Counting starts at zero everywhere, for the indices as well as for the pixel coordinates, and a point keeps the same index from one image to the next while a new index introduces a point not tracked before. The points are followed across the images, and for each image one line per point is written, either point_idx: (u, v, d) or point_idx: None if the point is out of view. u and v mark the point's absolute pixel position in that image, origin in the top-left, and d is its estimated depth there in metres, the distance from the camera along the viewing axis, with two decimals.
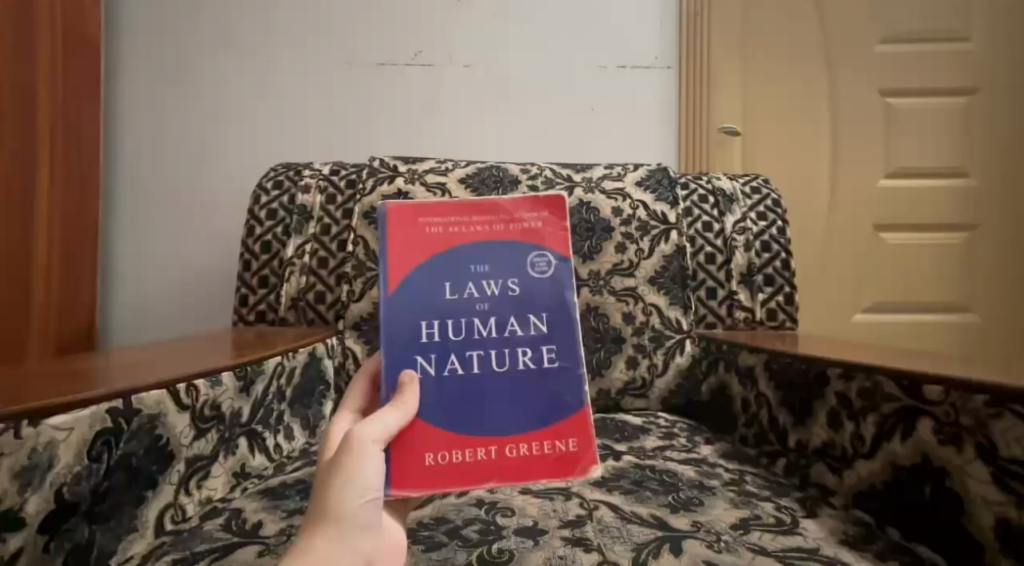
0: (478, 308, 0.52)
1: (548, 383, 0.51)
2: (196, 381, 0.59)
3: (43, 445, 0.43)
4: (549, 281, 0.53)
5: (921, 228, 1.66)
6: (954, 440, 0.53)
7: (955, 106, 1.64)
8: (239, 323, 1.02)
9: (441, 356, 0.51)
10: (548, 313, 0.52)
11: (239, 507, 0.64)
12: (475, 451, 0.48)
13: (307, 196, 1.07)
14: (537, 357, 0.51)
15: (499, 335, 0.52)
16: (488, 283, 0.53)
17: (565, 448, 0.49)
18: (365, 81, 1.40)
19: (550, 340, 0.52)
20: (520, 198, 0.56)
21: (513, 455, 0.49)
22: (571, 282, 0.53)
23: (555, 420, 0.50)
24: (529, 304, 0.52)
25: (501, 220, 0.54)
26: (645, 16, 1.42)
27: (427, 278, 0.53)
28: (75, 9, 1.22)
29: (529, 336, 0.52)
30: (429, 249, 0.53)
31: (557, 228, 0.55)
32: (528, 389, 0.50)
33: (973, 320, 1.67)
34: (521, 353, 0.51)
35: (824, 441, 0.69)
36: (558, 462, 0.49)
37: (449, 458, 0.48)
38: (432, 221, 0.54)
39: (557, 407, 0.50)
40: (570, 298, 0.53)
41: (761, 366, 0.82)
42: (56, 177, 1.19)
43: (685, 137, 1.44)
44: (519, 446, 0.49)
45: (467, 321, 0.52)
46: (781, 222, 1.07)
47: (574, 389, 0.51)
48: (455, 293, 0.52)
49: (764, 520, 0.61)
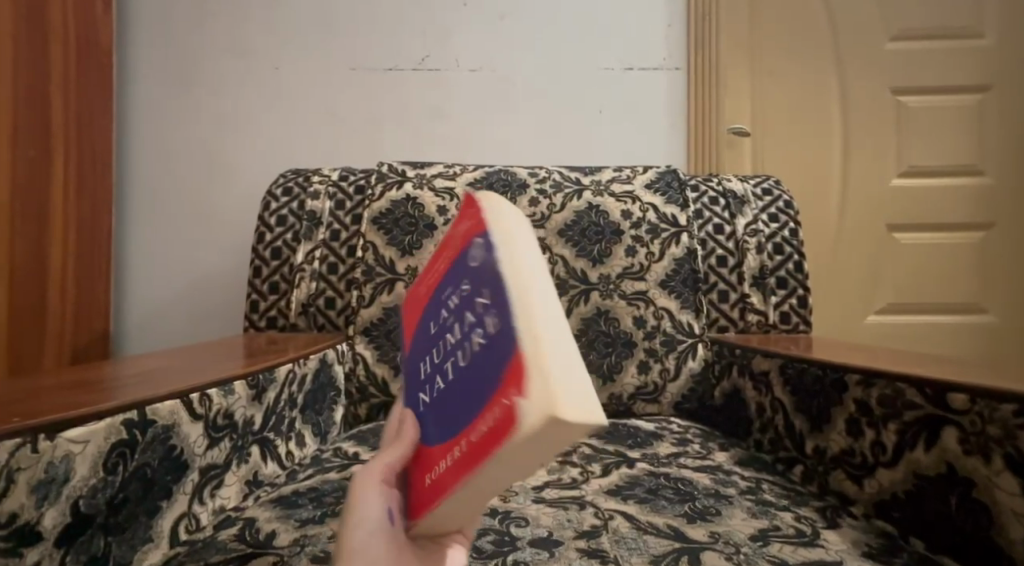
0: (434, 333, 0.36)
1: (483, 359, 0.29)
2: (209, 390, 0.59)
3: (59, 458, 0.43)
4: (469, 252, 0.34)
5: (935, 228, 1.64)
6: (981, 451, 0.52)
7: (968, 104, 1.62)
8: (250, 329, 1.02)
9: (416, 403, 0.35)
10: (473, 283, 0.32)
11: (253, 515, 0.63)
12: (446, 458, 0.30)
13: (316, 201, 1.07)
14: (472, 340, 0.31)
15: (448, 346, 0.33)
16: (432, 298, 0.37)
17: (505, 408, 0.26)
18: (372, 86, 1.40)
19: (479, 309, 0.31)
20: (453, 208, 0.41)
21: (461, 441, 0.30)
22: (486, 235, 0.33)
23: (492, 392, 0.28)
24: (461, 291, 0.33)
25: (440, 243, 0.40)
26: (652, 17, 1.41)
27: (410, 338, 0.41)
28: (86, 18, 1.22)
29: (464, 326, 0.32)
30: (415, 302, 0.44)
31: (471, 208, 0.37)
32: (471, 380, 0.30)
33: (989, 321, 1.65)
34: (463, 348, 0.32)
35: (842, 448, 0.68)
36: (494, 436, 0.26)
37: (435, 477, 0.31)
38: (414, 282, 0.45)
39: (491, 373, 0.28)
40: (488, 249, 0.32)
41: (775, 371, 0.81)
42: (70, 185, 1.20)
43: (695, 134, 1.41)
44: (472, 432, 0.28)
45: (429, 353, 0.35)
46: (793, 224, 1.06)
47: (505, 343, 0.28)
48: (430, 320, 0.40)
49: (784, 531, 0.60)
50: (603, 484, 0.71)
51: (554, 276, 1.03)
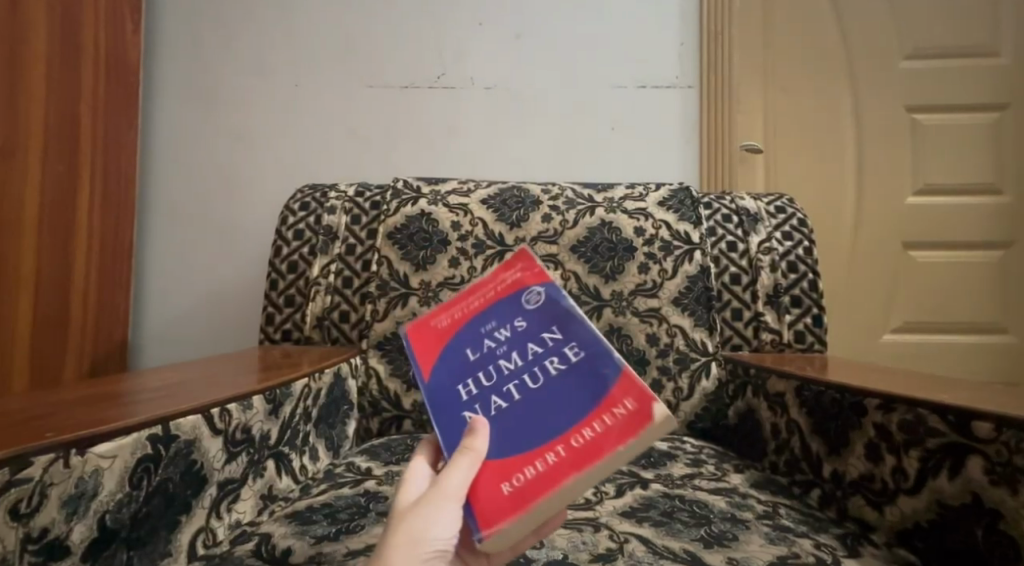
0: (499, 351, 0.55)
1: (581, 372, 0.51)
2: (230, 405, 0.59)
3: (89, 473, 0.45)
4: (544, 304, 0.56)
5: (952, 247, 1.63)
6: (1009, 481, 0.52)
7: (984, 123, 1.62)
8: (264, 341, 1.02)
9: (483, 404, 0.52)
10: (555, 325, 0.55)
11: (269, 530, 0.63)
12: (544, 459, 0.47)
13: (333, 216, 1.08)
14: (562, 360, 0.53)
15: (524, 361, 0.53)
16: (484, 325, 0.57)
17: (623, 410, 0.48)
18: (388, 104, 1.42)
19: (568, 340, 0.54)
20: (494, 270, 0.61)
21: (580, 443, 0.47)
22: (562, 295, 0.57)
23: (603, 396, 0.49)
24: (539, 328, 0.55)
25: (487, 289, 0.60)
26: (667, 37, 1.42)
27: (452, 355, 0.56)
28: (117, 36, 1.24)
29: (548, 348, 0.54)
30: (444, 338, 0.58)
31: (532, 272, 0.59)
32: (569, 389, 0.50)
33: (1009, 340, 1.63)
34: (550, 362, 0.53)
35: (861, 473, 0.68)
36: (623, 429, 0.47)
37: (525, 476, 0.46)
38: (440, 317, 0.60)
39: (599, 383, 0.50)
40: (568, 304, 0.56)
41: (791, 393, 0.81)
42: (95, 199, 1.21)
43: (710, 152, 1.41)
44: (583, 432, 0.47)
45: (496, 366, 0.54)
46: (808, 242, 1.05)
47: (609, 360, 0.51)
48: (476, 352, 0.55)
49: (804, 559, 0.60)
50: (618, 506, 0.71)
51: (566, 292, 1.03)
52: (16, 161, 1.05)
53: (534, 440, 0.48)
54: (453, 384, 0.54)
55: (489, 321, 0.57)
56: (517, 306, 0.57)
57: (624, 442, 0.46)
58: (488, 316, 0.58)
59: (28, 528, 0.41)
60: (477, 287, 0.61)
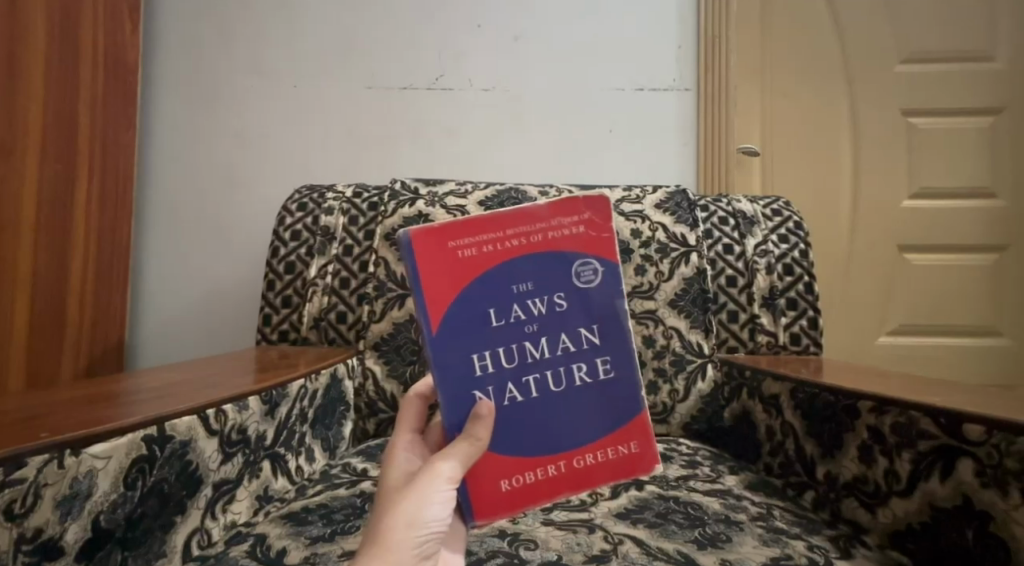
0: (528, 330, 0.52)
1: (606, 394, 0.53)
2: (225, 406, 0.59)
3: (83, 473, 0.45)
4: (593, 290, 0.54)
5: (963, 245, 1.64)
6: (998, 483, 0.53)
7: (979, 127, 1.63)
8: (261, 342, 1.02)
9: (499, 389, 0.52)
10: (598, 324, 0.54)
11: (264, 531, 0.63)
12: (544, 470, 0.52)
13: (330, 217, 1.08)
14: (592, 370, 0.53)
15: (552, 354, 0.53)
16: (519, 286, 0.53)
17: (627, 451, 0.53)
18: (387, 105, 1.42)
19: (603, 351, 0.54)
20: (554, 202, 0.54)
21: (581, 466, 0.53)
22: (618, 288, 0.54)
23: (616, 429, 0.53)
24: (578, 320, 0.53)
25: (537, 231, 0.53)
26: (664, 40, 1.43)
27: (473, 307, 0.52)
28: (115, 36, 1.24)
29: (582, 351, 0.53)
30: (467, 275, 0.52)
31: (598, 233, 0.54)
32: (586, 404, 0.53)
33: (1004, 343, 1.63)
34: (577, 368, 0.53)
35: (854, 475, 0.68)
36: (623, 467, 0.53)
37: (523, 480, 0.52)
38: (466, 244, 0.52)
39: (617, 413, 0.53)
40: (619, 305, 0.54)
41: (786, 395, 0.81)
42: (92, 200, 1.21)
43: (707, 155, 1.41)
44: (586, 457, 0.53)
45: (520, 346, 0.52)
46: (804, 245, 1.06)
47: (633, 396, 0.54)
48: (502, 318, 0.52)
49: (796, 560, 0.60)
50: (613, 507, 0.71)
51: None
52: (14, 161, 1.05)
53: (540, 446, 0.52)
54: (469, 349, 0.52)
55: (523, 280, 0.53)
56: (562, 277, 0.53)
57: (616, 479, 0.53)
58: (523, 269, 0.53)
59: (22, 528, 0.42)
60: (527, 217, 0.54)
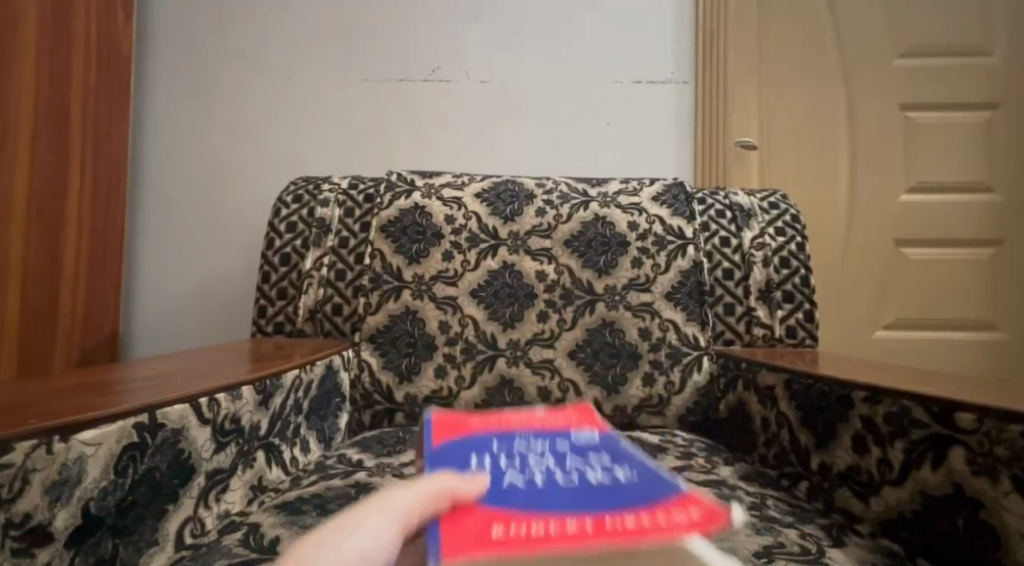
0: (528, 448, 0.48)
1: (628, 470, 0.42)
2: (218, 395, 0.59)
3: (72, 460, 0.44)
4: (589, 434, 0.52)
5: (958, 240, 1.64)
6: (989, 472, 0.53)
7: (976, 122, 1.63)
8: (257, 334, 1.02)
9: (497, 465, 0.43)
10: (602, 448, 0.48)
11: (257, 521, 0.63)
12: (558, 526, 0.32)
13: (326, 209, 1.07)
14: (606, 463, 0.44)
15: (557, 455, 0.46)
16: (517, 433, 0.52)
17: (692, 513, 0.33)
18: (383, 96, 1.41)
19: (616, 456, 0.45)
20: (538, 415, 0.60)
21: (616, 525, 0.32)
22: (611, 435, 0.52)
23: (665, 497, 0.36)
24: (580, 446, 0.49)
25: (527, 419, 0.57)
26: (661, 31, 1.42)
27: (473, 438, 0.50)
28: (109, 26, 1.24)
29: (590, 456, 0.46)
30: (469, 428, 0.53)
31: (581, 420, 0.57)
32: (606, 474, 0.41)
33: (999, 337, 1.64)
34: (588, 462, 0.44)
35: (848, 465, 0.68)
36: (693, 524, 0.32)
37: (525, 531, 0.32)
38: (467, 420, 0.55)
39: (660, 494, 0.36)
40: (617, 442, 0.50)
41: (781, 386, 0.81)
42: (85, 192, 1.21)
43: (704, 148, 1.41)
44: (623, 517, 0.33)
45: (520, 452, 0.47)
46: (800, 238, 1.06)
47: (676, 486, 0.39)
48: (502, 443, 0.49)
49: (789, 548, 0.60)
50: None
51: (560, 286, 1.03)
52: (6, 149, 1.05)
53: (549, 509, 0.35)
54: (464, 451, 0.47)
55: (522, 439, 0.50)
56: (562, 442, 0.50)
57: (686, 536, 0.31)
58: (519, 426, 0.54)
59: (9, 514, 0.41)
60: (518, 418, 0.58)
